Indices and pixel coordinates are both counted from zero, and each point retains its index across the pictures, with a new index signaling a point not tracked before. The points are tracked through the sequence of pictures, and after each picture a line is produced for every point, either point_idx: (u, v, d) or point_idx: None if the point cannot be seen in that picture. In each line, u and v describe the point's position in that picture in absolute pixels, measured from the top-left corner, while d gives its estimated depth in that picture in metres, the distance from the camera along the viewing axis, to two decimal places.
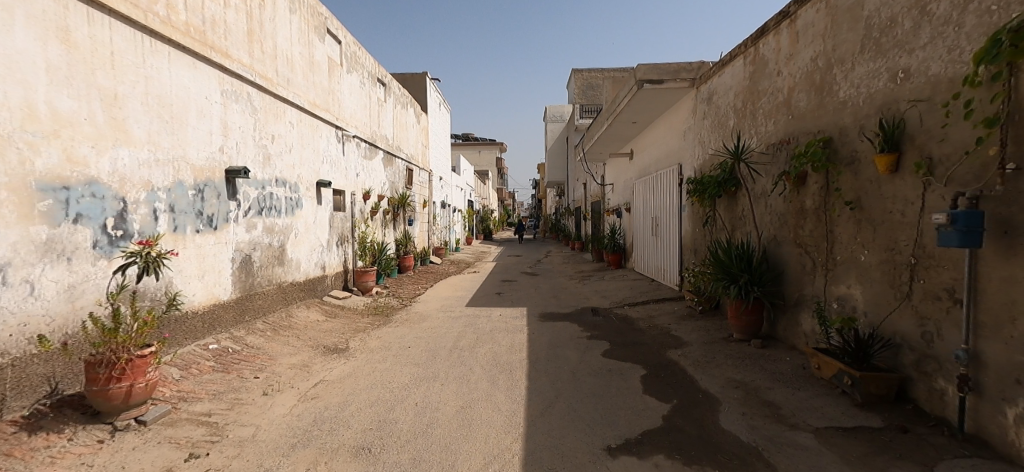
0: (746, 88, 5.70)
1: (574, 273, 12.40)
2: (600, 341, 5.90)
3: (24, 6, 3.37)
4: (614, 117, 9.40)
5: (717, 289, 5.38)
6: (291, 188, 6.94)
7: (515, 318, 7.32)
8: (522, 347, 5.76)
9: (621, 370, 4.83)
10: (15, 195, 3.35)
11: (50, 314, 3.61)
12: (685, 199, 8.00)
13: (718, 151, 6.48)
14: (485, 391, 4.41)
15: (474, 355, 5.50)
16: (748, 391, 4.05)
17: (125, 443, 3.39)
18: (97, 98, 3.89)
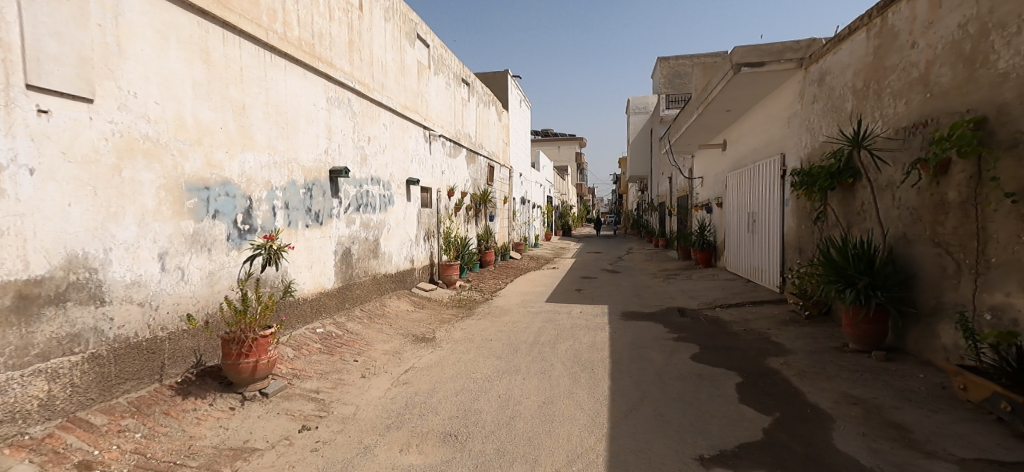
0: (868, 66, 5.23)
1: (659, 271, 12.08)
2: (687, 343, 5.73)
3: (176, 33, 3.95)
4: (706, 106, 8.97)
5: (829, 292, 4.99)
6: (384, 186, 7.42)
7: (597, 316, 7.29)
8: (604, 346, 5.75)
9: (713, 375, 4.67)
10: (171, 194, 3.92)
11: (196, 295, 4.18)
12: (789, 192, 7.48)
13: (833, 137, 6.00)
14: (567, 388, 4.47)
15: (554, 351, 5.59)
16: (868, 409, 3.75)
17: (251, 411, 3.89)
18: (229, 109, 4.45)
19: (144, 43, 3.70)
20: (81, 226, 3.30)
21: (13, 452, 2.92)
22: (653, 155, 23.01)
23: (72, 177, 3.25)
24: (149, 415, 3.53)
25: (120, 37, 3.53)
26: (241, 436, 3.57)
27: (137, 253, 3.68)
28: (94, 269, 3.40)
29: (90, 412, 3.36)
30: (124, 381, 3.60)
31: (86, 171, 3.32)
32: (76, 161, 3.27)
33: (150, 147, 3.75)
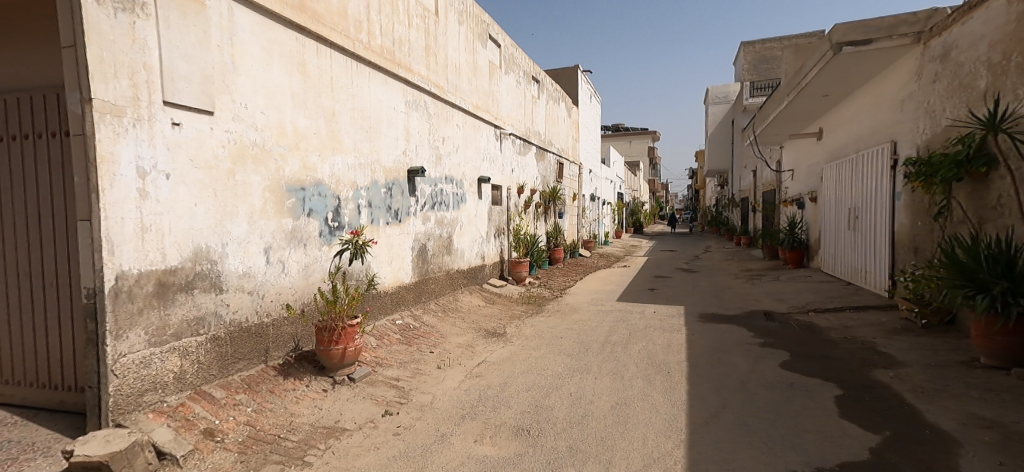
0: (1010, 35, 4.69)
1: (742, 272, 11.51)
2: (777, 350, 5.45)
3: (278, 49, 4.37)
4: (799, 92, 8.40)
5: (954, 298, 4.57)
6: (457, 184, 7.67)
7: (672, 317, 7.10)
8: (680, 348, 5.60)
9: (807, 386, 4.41)
10: (274, 195, 4.34)
11: (294, 286, 4.59)
12: (901, 184, 6.86)
13: (959, 121, 5.45)
14: (640, 390, 4.42)
15: (627, 352, 5.53)
16: (1002, 434, 3.38)
17: (341, 394, 4.25)
18: (321, 116, 4.84)
19: (252, 59, 4.13)
20: (204, 223, 3.75)
21: (155, 417, 3.38)
22: (735, 148, 21.77)
23: (198, 180, 3.69)
24: (258, 392, 3.96)
25: (233, 55, 3.97)
26: (332, 416, 3.92)
27: (247, 247, 4.12)
28: (213, 261, 3.85)
29: (211, 386, 3.82)
30: (237, 361, 4.05)
31: (208, 175, 3.76)
32: (201, 167, 3.71)
33: (258, 153, 4.18)
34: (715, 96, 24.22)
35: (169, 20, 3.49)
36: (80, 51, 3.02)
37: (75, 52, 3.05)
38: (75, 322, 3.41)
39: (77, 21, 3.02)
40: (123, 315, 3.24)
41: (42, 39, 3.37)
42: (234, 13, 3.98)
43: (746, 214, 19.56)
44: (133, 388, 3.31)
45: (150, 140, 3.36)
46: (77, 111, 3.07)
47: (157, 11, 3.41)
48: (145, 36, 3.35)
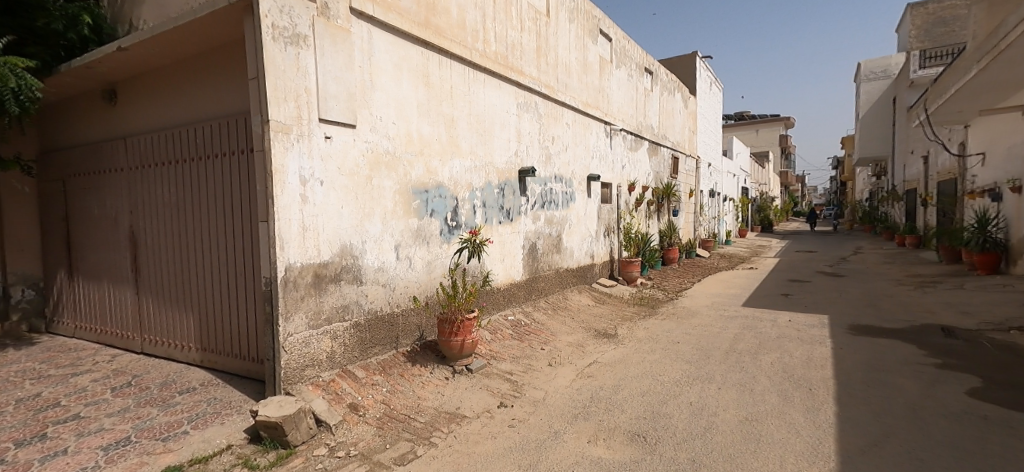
0: None
1: (907, 278, 10.02)
2: (960, 375, 4.69)
3: (406, 64, 4.81)
4: (997, 58, 7.07)
5: None
6: (566, 183, 7.71)
7: (813, 327, 6.47)
8: (823, 363, 5.10)
9: (1003, 421, 3.74)
10: (403, 197, 4.78)
11: (419, 280, 5.00)
12: None
13: None
14: (776, 407, 4.13)
15: (757, 363, 5.17)
16: None
17: (460, 383, 4.58)
18: (442, 123, 5.21)
19: (386, 76, 4.61)
20: (348, 223, 4.27)
21: (313, 389, 3.97)
22: (902, 130, 18.94)
23: (344, 186, 4.21)
24: (391, 375, 4.45)
25: (372, 73, 4.46)
26: (452, 403, 4.23)
27: (381, 244, 4.59)
28: (355, 257, 4.35)
29: (353, 367, 4.36)
30: (374, 345, 4.57)
31: (351, 181, 4.27)
32: (346, 174, 4.23)
33: (390, 160, 4.64)
34: (869, 73, 21.41)
35: (323, 48, 4.02)
36: (261, 82, 3.64)
37: (258, 83, 3.68)
38: (253, 307, 4.05)
39: (260, 57, 3.63)
40: (290, 301, 3.83)
41: (233, 73, 4.05)
42: (372, 35, 4.47)
43: (914, 208, 17.03)
44: (296, 363, 3.92)
45: (309, 152, 3.92)
46: (259, 132, 3.69)
47: (315, 41, 3.96)
48: (306, 64, 3.90)
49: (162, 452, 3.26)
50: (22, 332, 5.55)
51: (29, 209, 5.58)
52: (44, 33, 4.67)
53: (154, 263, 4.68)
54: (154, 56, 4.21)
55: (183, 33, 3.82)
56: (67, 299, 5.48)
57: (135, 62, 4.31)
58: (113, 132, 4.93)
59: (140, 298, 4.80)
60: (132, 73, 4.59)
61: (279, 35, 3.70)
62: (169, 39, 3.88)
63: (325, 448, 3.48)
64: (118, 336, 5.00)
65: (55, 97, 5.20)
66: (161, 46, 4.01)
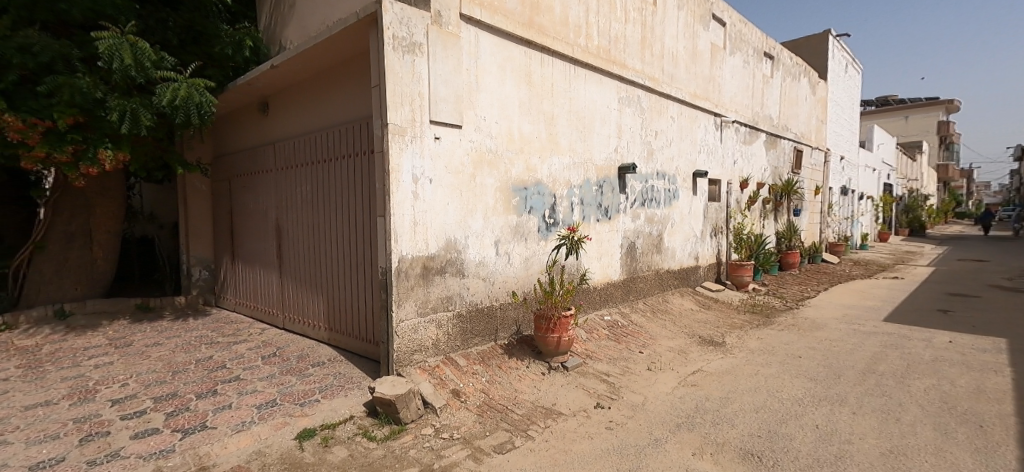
0: None
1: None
2: None
3: (510, 64, 5.02)
4: None
5: None
6: (668, 180, 7.41)
7: (981, 352, 5.55)
8: (997, 397, 4.36)
9: None
10: (503, 194, 4.98)
11: (517, 275, 5.17)
12: None
13: None
14: (931, 442, 3.63)
15: (903, 389, 4.57)
16: None
17: (556, 379, 4.67)
18: (542, 121, 5.34)
19: (491, 77, 4.85)
20: (453, 219, 4.56)
21: (420, 372, 4.32)
22: None
23: (450, 184, 4.52)
24: (489, 365, 4.67)
25: (478, 76, 4.73)
26: (548, 399, 4.32)
27: (482, 240, 4.83)
28: (459, 251, 4.64)
29: (456, 355, 4.66)
30: (475, 336, 4.83)
31: (457, 179, 4.57)
32: (452, 172, 4.53)
33: (493, 158, 4.87)
34: None
35: (435, 54, 4.35)
36: (382, 89, 4.05)
37: (379, 90, 4.11)
38: (370, 294, 4.48)
39: (382, 66, 4.05)
40: (402, 290, 4.21)
41: (359, 81, 4.53)
42: (479, 39, 4.73)
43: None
44: (406, 347, 4.30)
45: (421, 152, 4.27)
46: (380, 134, 4.11)
47: (429, 48, 4.30)
48: (420, 70, 4.25)
49: (300, 415, 3.80)
50: (198, 304, 6.67)
51: (203, 204, 6.70)
52: (218, 56, 5.50)
53: (294, 251, 5.38)
54: (297, 71, 4.85)
55: (321, 48, 4.37)
56: (228, 280, 6.48)
57: (283, 77, 5.00)
58: (264, 138, 5.74)
59: (283, 281, 5.53)
60: (281, 86, 5.32)
61: (398, 45, 4.09)
62: (309, 54, 4.46)
63: (431, 429, 3.78)
64: (265, 313, 5.82)
65: (223, 109, 6.18)
66: (303, 62, 4.62)
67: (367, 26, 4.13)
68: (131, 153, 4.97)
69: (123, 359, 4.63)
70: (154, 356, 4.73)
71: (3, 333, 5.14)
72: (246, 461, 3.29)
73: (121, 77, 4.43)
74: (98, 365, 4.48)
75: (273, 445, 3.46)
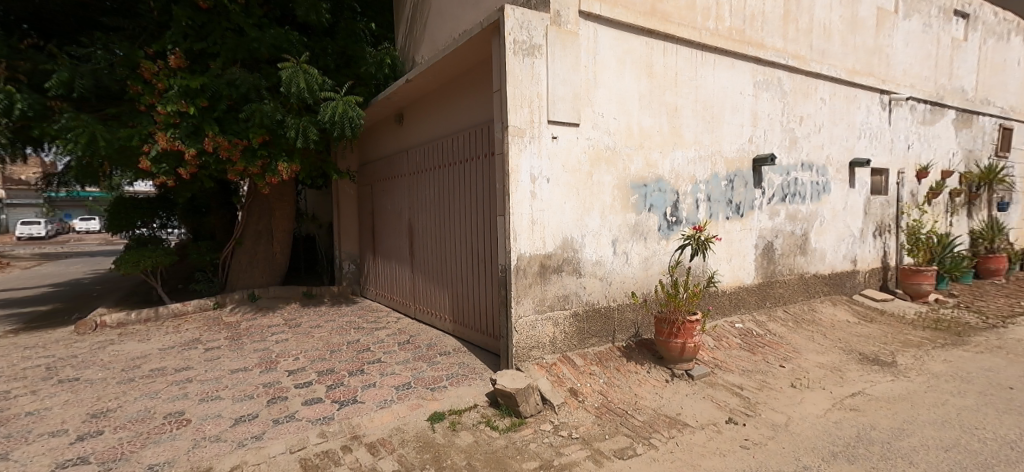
0: None
1: None
2: None
3: (630, 57, 4.96)
4: None
5: None
6: (817, 171, 6.56)
7: None
8: None
9: None
10: (622, 191, 4.93)
11: (635, 276, 5.08)
12: None
13: None
14: None
15: None
16: None
17: (681, 388, 4.47)
18: (664, 113, 5.17)
19: (609, 72, 4.86)
20: (570, 218, 4.66)
21: (538, 368, 4.49)
22: None
23: (567, 182, 4.63)
24: (607, 367, 4.66)
25: (596, 72, 4.77)
26: (673, 408, 4.16)
27: (599, 239, 4.84)
28: (576, 250, 4.72)
29: (572, 353, 4.74)
30: (591, 336, 4.86)
31: (573, 177, 4.66)
32: (569, 171, 4.64)
33: (610, 155, 4.86)
34: None
35: (554, 55, 4.51)
36: (504, 92, 4.33)
37: (501, 94, 4.40)
38: (491, 288, 4.80)
39: (504, 71, 4.33)
40: (520, 286, 4.43)
41: (481, 87, 4.90)
42: (598, 35, 4.77)
43: None
44: (525, 343, 4.51)
45: (538, 151, 4.46)
46: (501, 136, 4.41)
47: (547, 49, 4.48)
48: (538, 72, 4.45)
49: (431, 399, 4.22)
50: (347, 293, 7.73)
51: (352, 206, 7.74)
52: (365, 75, 6.27)
53: (424, 246, 5.97)
54: (429, 82, 5.40)
55: (449, 59, 4.81)
56: (370, 274, 7.38)
57: (417, 89, 5.60)
58: (399, 146, 6.49)
59: (415, 275, 6.16)
60: (415, 98, 5.95)
61: (519, 49, 4.33)
62: (439, 66, 4.94)
63: (550, 425, 3.89)
64: (400, 303, 6.54)
65: (369, 122, 7.07)
66: (433, 73, 5.12)
67: (491, 35, 4.46)
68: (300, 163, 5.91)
69: (294, 337, 5.61)
70: (317, 336, 5.65)
71: (216, 310, 6.57)
72: (388, 435, 3.76)
73: (295, 99, 5.27)
74: (278, 341, 5.50)
75: (410, 424, 3.89)
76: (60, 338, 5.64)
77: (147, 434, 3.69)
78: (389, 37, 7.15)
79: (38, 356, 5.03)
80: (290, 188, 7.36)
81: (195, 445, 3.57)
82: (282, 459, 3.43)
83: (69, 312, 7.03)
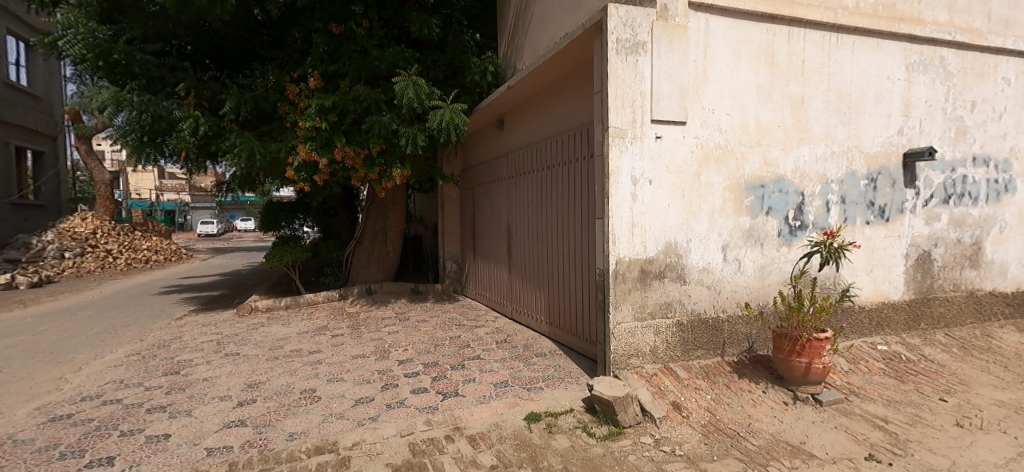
0: None
1: None
2: None
3: (747, 47, 4.56)
4: None
5: None
6: (996, 166, 5.38)
7: None
8: None
9: None
10: (734, 193, 4.55)
11: (750, 285, 4.65)
12: None
13: None
14: None
15: None
16: None
17: (805, 414, 3.96)
18: (788, 105, 4.66)
19: (722, 64, 4.51)
20: (674, 221, 4.42)
21: (637, 377, 4.32)
22: None
23: (672, 184, 4.39)
24: (715, 382, 4.32)
25: (707, 65, 4.46)
26: (797, 436, 3.70)
27: (707, 244, 4.52)
28: (680, 255, 4.45)
29: (675, 365, 4.48)
30: (697, 348, 4.56)
31: (679, 179, 4.41)
32: (674, 172, 4.39)
33: (721, 154, 4.51)
34: None
35: (660, 51, 4.31)
36: (605, 93, 4.23)
37: (601, 95, 4.31)
38: (589, 293, 4.73)
39: (606, 71, 4.24)
40: (619, 292, 4.30)
41: (582, 89, 4.87)
42: (710, 25, 4.45)
43: None
44: (623, 350, 4.36)
45: (641, 152, 4.29)
46: (601, 138, 4.32)
47: (653, 45, 4.30)
48: (643, 70, 4.29)
49: (528, 398, 4.29)
50: (449, 292, 8.17)
51: (454, 209, 8.18)
52: (470, 84, 6.60)
53: (522, 248, 6.08)
54: (530, 87, 5.50)
55: (550, 63, 4.85)
56: (471, 274, 7.71)
57: (520, 94, 5.73)
58: (500, 151, 6.70)
59: (513, 276, 6.31)
60: (516, 103, 6.10)
61: (622, 47, 4.22)
62: (540, 70, 5.00)
63: (651, 439, 3.69)
64: (499, 303, 6.75)
65: (472, 128, 7.38)
66: (534, 78, 5.21)
67: (593, 35, 4.40)
68: (411, 169, 6.47)
69: (404, 330, 6.11)
70: (424, 330, 6.08)
71: (338, 301, 7.46)
72: (487, 429, 3.89)
73: (407, 109, 5.75)
74: (391, 332, 6.04)
75: (507, 421, 3.99)
76: (227, 319, 6.80)
77: (288, 405, 4.29)
78: (492, 46, 7.46)
79: (211, 333, 6.13)
80: (402, 192, 7.95)
81: (324, 419, 4.06)
82: (394, 441, 3.74)
83: (234, 298, 8.42)
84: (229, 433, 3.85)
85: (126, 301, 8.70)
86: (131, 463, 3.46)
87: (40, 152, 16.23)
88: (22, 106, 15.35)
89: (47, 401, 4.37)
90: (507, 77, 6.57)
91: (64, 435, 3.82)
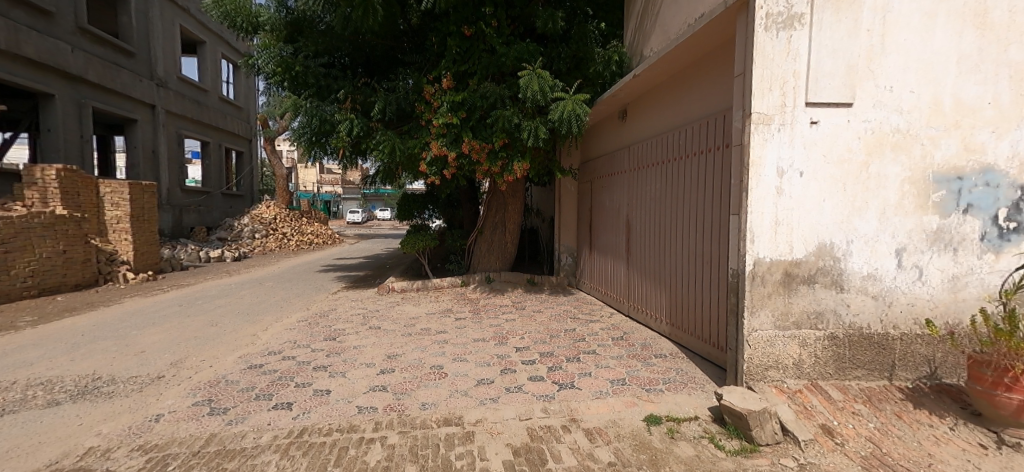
0: None
1: None
2: None
3: (947, 6, 3.64)
4: None
5: None
6: None
7: None
8: None
9: None
10: (916, 187, 3.72)
11: (934, 299, 3.78)
12: None
13: None
14: None
15: None
16: None
17: (1017, 463, 3.09)
18: (1005, 77, 3.67)
19: (908, 30, 3.66)
20: (831, 219, 3.76)
21: (776, 392, 3.82)
22: None
23: (830, 175, 3.74)
24: (880, 409, 3.61)
25: (886, 34, 3.66)
26: None
27: (875, 247, 3.77)
28: (837, 259, 3.79)
29: (827, 384, 3.86)
30: (856, 367, 3.87)
31: (840, 170, 3.73)
32: (834, 162, 3.73)
33: (900, 139, 3.70)
34: None
35: (822, 22, 3.64)
36: (748, 75, 3.72)
37: (743, 77, 3.81)
38: (720, 295, 4.32)
39: (751, 50, 3.71)
40: (757, 296, 3.82)
41: (721, 73, 4.39)
42: None
43: None
44: (760, 361, 3.88)
45: (791, 140, 3.70)
46: (740, 125, 3.84)
47: (813, 16, 3.64)
48: (798, 46, 3.67)
49: (647, 399, 4.09)
50: (564, 284, 8.18)
51: (571, 201, 8.06)
52: (592, 75, 6.49)
53: (642, 244, 5.79)
54: (661, 73, 5.12)
55: (684, 46, 4.44)
56: (586, 268, 7.58)
57: (650, 81, 5.38)
58: (621, 143, 6.43)
59: (631, 272, 6.05)
60: (645, 91, 5.75)
61: (772, 23, 3.66)
62: (672, 54, 4.61)
63: (793, 462, 3.22)
64: (615, 299, 6.54)
65: (593, 119, 7.15)
66: (665, 63, 4.83)
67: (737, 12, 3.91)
68: (532, 162, 6.59)
69: (521, 318, 6.29)
70: (541, 320, 6.18)
71: (462, 287, 7.91)
72: (605, 425, 3.79)
73: (530, 102, 5.84)
74: (508, 319, 6.27)
75: (625, 420, 3.85)
76: (371, 296, 7.73)
77: (420, 378, 4.72)
78: (618, 33, 7.19)
79: (359, 307, 7.05)
80: (521, 185, 8.11)
81: (451, 394, 4.37)
82: (512, 423, 3.88)
83: (379, 277, 9.52)
84: (374, 396, 4.38)
85: (297, 276, 10.39)
86: (303, 410, 4.14)
87: (240, 151, 20.20)
88: (230, 116, 19.24)
89: (245, 352, 5.44)
90: (632, 66, 6.24)
91: (257, 380, 4.72)
